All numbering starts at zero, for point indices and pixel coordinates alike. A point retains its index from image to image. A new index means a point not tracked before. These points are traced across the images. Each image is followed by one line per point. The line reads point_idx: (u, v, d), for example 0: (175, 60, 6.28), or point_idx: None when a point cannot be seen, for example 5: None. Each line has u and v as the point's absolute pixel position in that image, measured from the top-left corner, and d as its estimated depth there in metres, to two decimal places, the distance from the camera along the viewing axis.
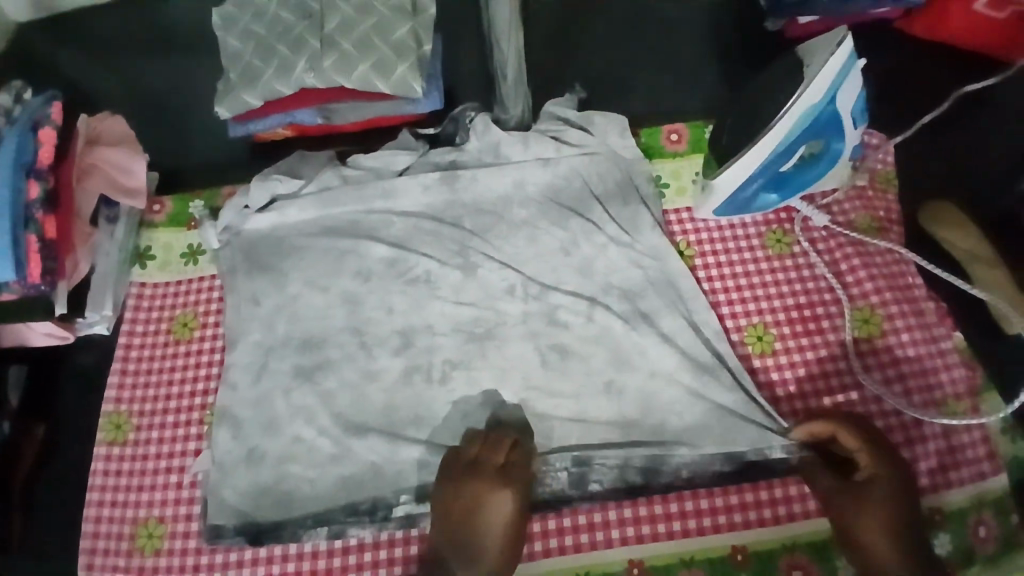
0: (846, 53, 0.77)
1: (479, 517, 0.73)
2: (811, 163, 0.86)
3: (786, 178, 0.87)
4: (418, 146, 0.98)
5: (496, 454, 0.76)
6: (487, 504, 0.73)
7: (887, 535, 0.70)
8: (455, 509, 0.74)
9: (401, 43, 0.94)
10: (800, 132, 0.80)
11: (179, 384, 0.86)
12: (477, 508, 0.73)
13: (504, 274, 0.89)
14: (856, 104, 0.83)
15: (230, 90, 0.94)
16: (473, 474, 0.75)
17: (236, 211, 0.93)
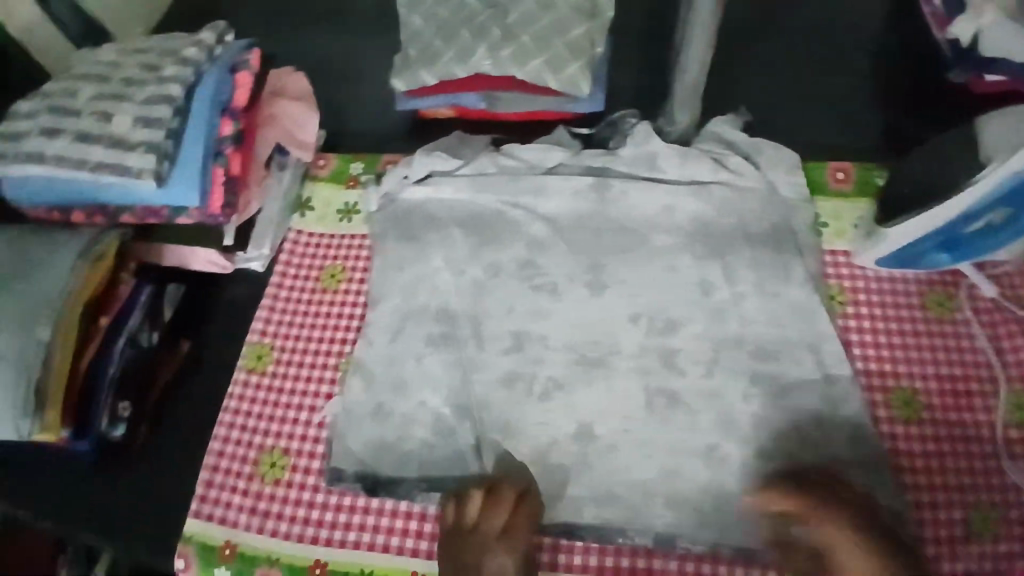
0: None
1: None
2: (995, 230, 0.84)
3: (963, 240, 0.85)
4: (571, 144, 1.00)
5: (496, 514, 0.74)
6: (477, 565, 0.72)
7: None
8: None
9: (576, 43, 0.96)
10: (983, 200, 0.80)
11: (321, 329, 0.92)
12: (468, 570, 0.73)
13: (645, 282, 0.89)
14: None
15: (407, 67, 1.00)
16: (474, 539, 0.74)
17: (396, 180, 0.99)
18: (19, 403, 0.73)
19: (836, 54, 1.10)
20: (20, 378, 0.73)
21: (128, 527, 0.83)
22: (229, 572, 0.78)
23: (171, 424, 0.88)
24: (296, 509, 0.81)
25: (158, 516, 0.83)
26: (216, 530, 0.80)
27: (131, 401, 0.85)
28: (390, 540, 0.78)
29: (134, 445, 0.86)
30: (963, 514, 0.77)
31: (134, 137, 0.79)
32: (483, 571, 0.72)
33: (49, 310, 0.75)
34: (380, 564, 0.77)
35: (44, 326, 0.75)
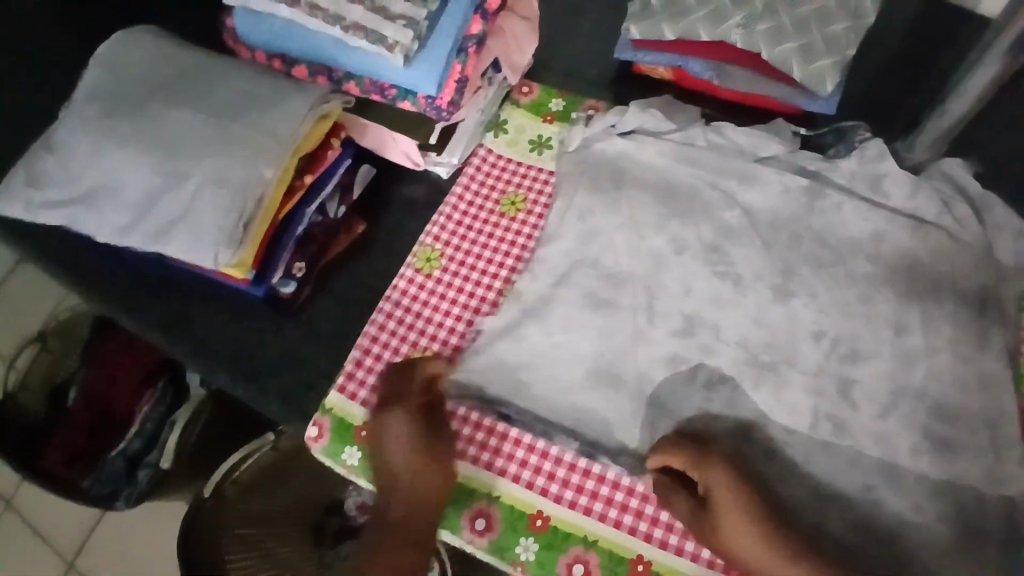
0: None
1: (389, 447, 0.75)
2: None
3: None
4: (790, 140, 0.94)
5: (398, 377, 0.80)
6: (384, 429, 0.76)
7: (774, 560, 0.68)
8: (388, 447, 0.75)
9: (834, 37, 0.91)
10: None
11: (492, 251, 0.91)
12: (379, 437, 0.76)
13: (832, 307, 0.84)
14: None
15: (650, 15, 0.96)
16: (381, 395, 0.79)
17: (602, 127, 0.95)
18: (227, 232, 0.72)
19: None
20: (236, 206, 0.73)
21: (270, 388, 0.84)
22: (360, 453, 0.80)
23: (329, 299, 0.89)
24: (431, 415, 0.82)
25: (304, 381, 0.84)
26: (357, 409, 0.82)
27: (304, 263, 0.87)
28: (520, 470, 0.79)
29: (289, 307, 0.87)
30: None
31: (394, 8, 0.78)
32: (387, 429, 0.76)
33: (276, 149, 0.75)
34: (506, 490, 0.79)
35: (268, 163, 0.74)
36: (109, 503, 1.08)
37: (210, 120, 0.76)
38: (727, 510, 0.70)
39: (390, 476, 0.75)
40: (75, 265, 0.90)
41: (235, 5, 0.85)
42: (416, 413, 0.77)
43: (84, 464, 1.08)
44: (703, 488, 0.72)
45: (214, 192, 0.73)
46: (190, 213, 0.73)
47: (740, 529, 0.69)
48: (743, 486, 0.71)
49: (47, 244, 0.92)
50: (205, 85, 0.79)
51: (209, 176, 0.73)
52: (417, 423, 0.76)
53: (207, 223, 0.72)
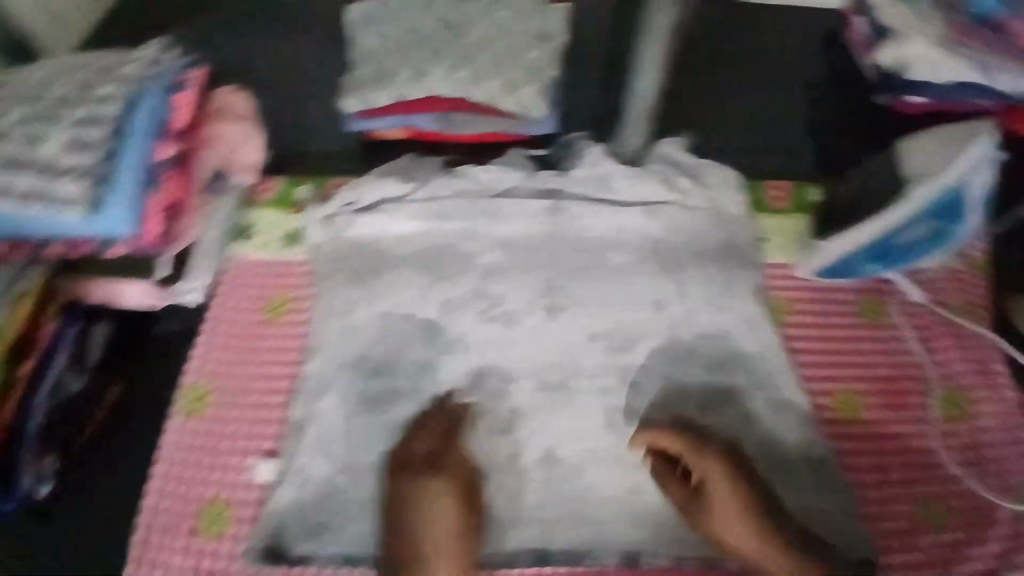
0: (949, 180, 0.85)
1: (431, 508, 0.74)
2: (924, 243, 0.89)
3: (893, 256, 0.90)
4: (525, 165, 1.00)
5: (416, 442, 0.81)
6: (416, 495, 0.75)
7: (750, 536, 0.72)
8: (433, 510, 0.74)
9: (532, 67, 0.96)
10: (919, 216, 0.86)
11: (265, 367, 0.89)
12: (407, 507, 0.74)
13: (596, 317, 0.90)
14: (979, 195, 0.87)
15: (359, 85, 0.97)
16: (398, 473, 0.78)
17: (340, 205, 0.95)
18: None
19: (770, 77, 1.15)
20: None
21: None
22: None
23: (105, 473, 0.84)
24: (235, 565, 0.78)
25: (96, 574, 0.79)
26: None
27: (58, 455, 0.81)
28: None
29: (60, 505, 0.82)
30: (910, 506, 0.81)
31: (64, 163, 0.78)
32: (420, 491, 0.74)
33: None
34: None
35: None
36: None
37: None
38: (722, 490, 0.74)
39: (410, 554, 0.72)
40: None
41: None
42: (452, 477, 0.77)
43: None
44: (712, 486, 0.74)
45: None
46: None
47: (746, 520, 0.72)
48: (755, 495, 0.73)
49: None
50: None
51: None
52: (458, 494, 0.76)
53: None
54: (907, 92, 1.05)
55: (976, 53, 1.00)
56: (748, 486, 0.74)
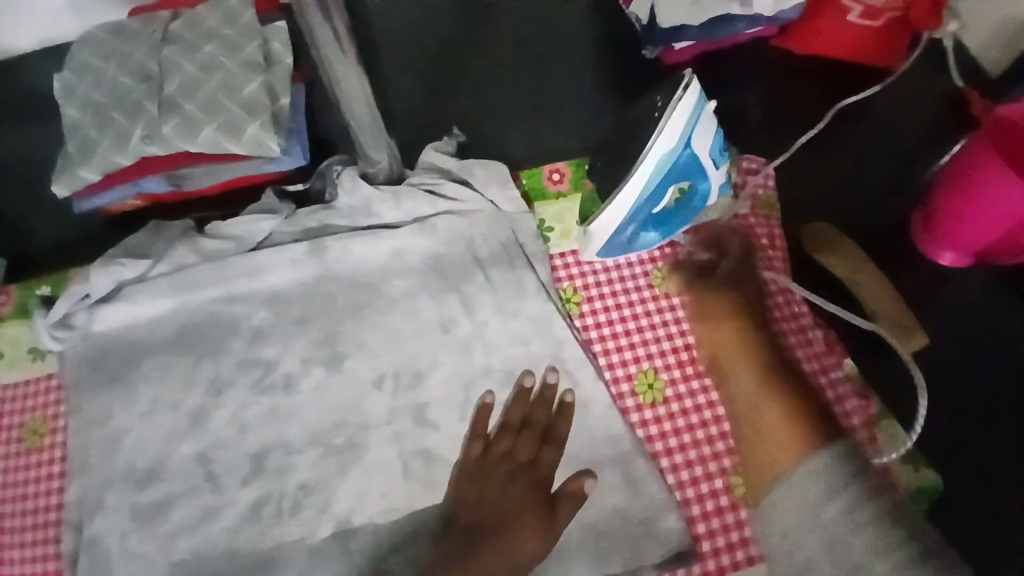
0: (679, 123, 0.77)
1: (513, 490, 0.72)
2: (681, 205, 0.85)
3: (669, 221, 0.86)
4: (285, 207, 0.91)
5: (498, 437, 0.77)
6: (508, 485, 0.73)
7: (746, 362, 0.75)
8: (509, 492, 0.72)
9: (251, 101, 0.87)
10: (661, 180, 0.80)
11: (31, 499, 0.80)
12: (498, 494, 0.72)
13: (378, 359, 0.84)
14: (715, 144, 0.82)
15: (68, 165, 0.87)
16: (501, 460, 0.76)
17: (74, 302, 0.84)
18: None
19: (540, 46, 1.07)
20: None
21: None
22: None
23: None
24: None
25: None
26: None
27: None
28: None
29: None
30: (725, 479, 0.78)
31: None
32: (514, 478, 0.74)
33: None
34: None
35: None
36: None
37: None
38: (720, 337, 0.78)
39: (514, 525, 0.70)
40: None
41: None
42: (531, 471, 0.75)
43: None
44: (729, 345, 0.77)
45: None
46: None
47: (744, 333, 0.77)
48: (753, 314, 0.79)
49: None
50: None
51: None
52: (534, 483, 0.74)
53: None
54: (672, 40, 1.00)
55: None
56: (760, 348, 0.75)
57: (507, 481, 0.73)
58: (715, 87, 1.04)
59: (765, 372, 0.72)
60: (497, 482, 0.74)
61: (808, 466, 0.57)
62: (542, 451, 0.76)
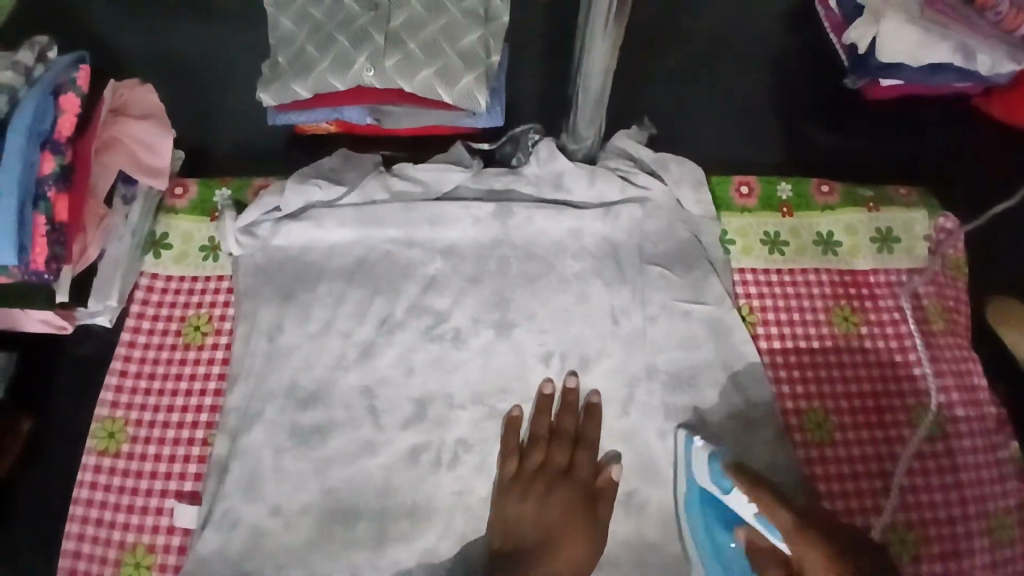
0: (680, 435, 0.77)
1: (556, 511, 0.71)
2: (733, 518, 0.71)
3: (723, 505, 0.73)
4: (472, 163, 0.90)
5: (534, 442, 0.76)
6: (549, 501, 0.72)
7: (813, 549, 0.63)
8: (536, 507, 0.72)
9: (468, 51, 0.86)
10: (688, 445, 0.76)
11: (184, 396, 0.78)
12: (528, 502, 0.72)
13: (543, 336, 0.82)
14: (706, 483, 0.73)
15: (278, 77, 0.86)
16: (546, 470, 0.74)
17: (263, 211, 0.85)
18: None
19: (745, 58, 1.06)
20: None
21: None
22: None
23: (18, 527, 0.76)
24: None
25: None
26: None
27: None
28: None
29: None
30: (884, 534, 0.78)
31: None
32: (555, 494, 0.72)
33: None
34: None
35: None
36: None
37: None
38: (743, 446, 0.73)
39: (551, 540, 0.70)
40: None
41: None
42: (569, 485, 0.73)
43: None
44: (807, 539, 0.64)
45: None
46: None
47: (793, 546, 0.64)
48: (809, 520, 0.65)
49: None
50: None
51: None
52: (580, 503, 0.72)
53: None
54: (882, 76, 0.98)
55: (953, 32, 0.93)
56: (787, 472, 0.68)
57: (557, 492, 0.72)
58: (907, 135, 1.03)
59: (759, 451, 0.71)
60: (535, 495, 0.72)
61: (819, 568, 0.63)
62: (583, 462, 0.74)
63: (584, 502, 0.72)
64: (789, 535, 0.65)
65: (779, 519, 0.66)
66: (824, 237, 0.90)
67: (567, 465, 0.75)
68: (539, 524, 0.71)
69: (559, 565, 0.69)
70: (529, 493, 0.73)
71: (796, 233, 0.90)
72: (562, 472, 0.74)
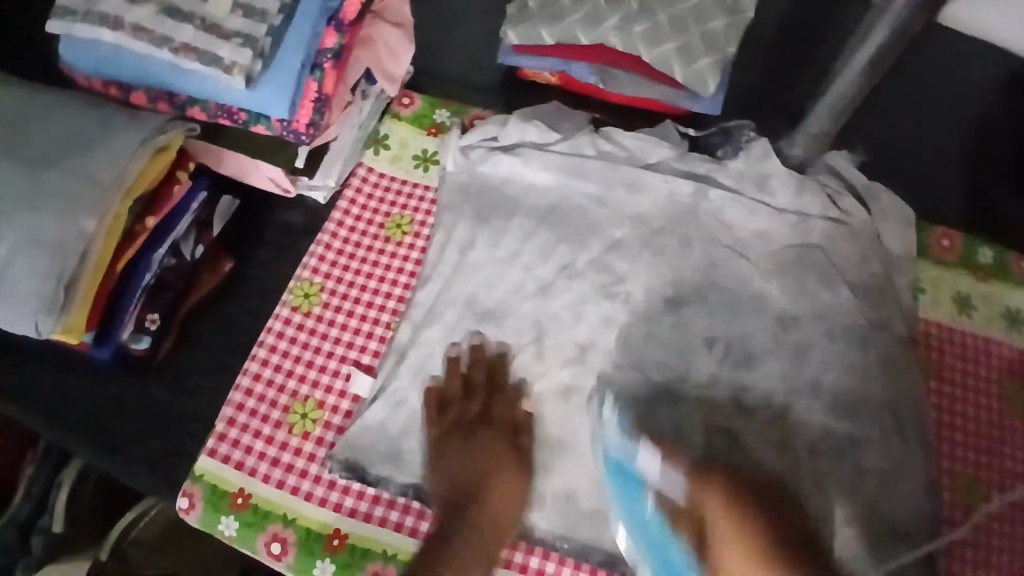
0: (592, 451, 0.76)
1: (495, 474, 0.69)
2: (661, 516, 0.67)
3: (676, 561, 0.64)
4: (678, 144, 0.92)
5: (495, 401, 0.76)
6: (487, 462, 0.70)
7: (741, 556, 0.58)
8: (471, 458, 0.69)
9: (711, 36, 0.89)
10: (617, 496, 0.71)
11: (379, 281, 0.85)
12: (461, 451, 0.70)
13: (712, 324, 0.83)
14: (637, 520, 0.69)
15: (526, 18, 0.91)
16: (495, 431, 0.73)
17: (482, 137, 0.91)
18: (45, 298, 0.63)
19: (950, 114, 1.05)
20: (53, 268, 0.64)
21: (136, 458, 0.76)
22: (238, 522, 0.72)
23: (198, 353, 0.80)
24: (305, 475, 0.74)
25: (174, 436, 0.77)
26: (230, 475, 0.74)
27: (160, 313, 0.77)
28: (416, 523, 0.72)
29: (150, 366, 0.78)
30: None
31: (228, 26, 0.70)
32: (495, 457, 0.71)
33: (99, 196, 0.66)
34: (305, 511, 0.73)
35: (89, 214, 0.65)
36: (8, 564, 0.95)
37: (27, 171, 0.68)
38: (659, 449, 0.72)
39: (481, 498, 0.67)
40: None
41: (52, 28, 0.74)
42: (504, 452, 0.71)
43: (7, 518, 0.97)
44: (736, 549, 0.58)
45: (30, 257, 0.64)
46: (5, 278, 0.64)
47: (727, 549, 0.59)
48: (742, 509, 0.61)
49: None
50: (22, 133, 0.71)
51: (24, 239, 0.65)
52: (517, 473, 0.71)
53: (20, 292, 0.64)
54: None
55: None
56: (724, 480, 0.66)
57: (474, 439, 0.71)
58: None
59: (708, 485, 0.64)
60: (455, 446, 0.71)
61: None
62: (498, 410, 0.75)
63: (508, 451, 0.72)
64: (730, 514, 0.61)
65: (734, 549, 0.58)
66: (1013, 311, 0.88)
67: (507, 432, 0.74)
68: (463, 485, 0.67)
69: (489, 510, 0.67)
70: (465, 442, 0.71)
71: (987, 298, 0.89)
72: (477, 421, 0.73)
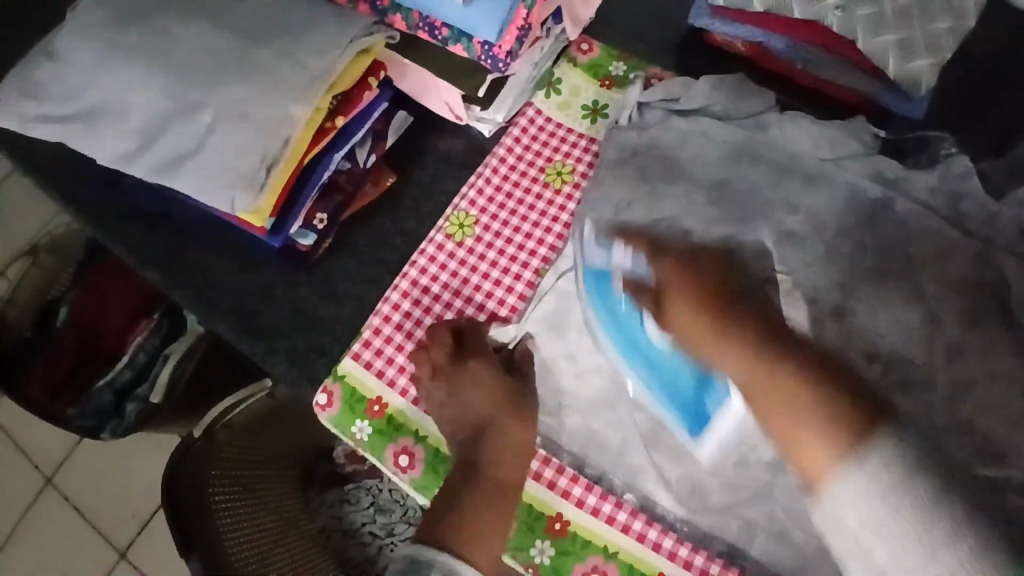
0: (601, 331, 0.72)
1: (491, 416, 0.73)
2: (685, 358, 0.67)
3: (698, 394, 0.68)
4: (869, 143, 0.82)
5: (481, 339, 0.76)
6: (469, 393, 0.73)
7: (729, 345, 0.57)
8: (459, 400, 0.73)
9: (935, 35, 0.81)
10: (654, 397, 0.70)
11: (533, 225, 0.83)
12: (453, 389, 0.73)
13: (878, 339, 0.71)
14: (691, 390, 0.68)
15: None
16: (482, 363, 0.75)
17: (661, 98, 0.86)
18: (248, 173, 0.64)
19: None
20: (259, 146, 0.64)
21: (277, 346, 0.77)
22: (372, 429, 0.75)
23: (349, 260, 0.82)
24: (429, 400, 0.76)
25: (312, 333, 0.78)
26: (371, 382, 0.75)
27: (327, 214, 0.80)
28: (541, 468, 0.73)
29: (308, 261, 0.81)
30: None
31: None
32: (473, 386, 0.73)
33: (307, 84, 0.66)
34: (432, 430, 0.75)
35: (295, 99, 0.65)
36: (94, 433, 1.15)
37: (232, 40, 0.67)
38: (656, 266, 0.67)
39: (475, 442, 0.72)
40: (91, 196, 0.84)
41: None
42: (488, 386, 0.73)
43: (69, 396, 1.12)
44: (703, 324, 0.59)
45: (233, 129, 0.64)
46: (205, 147, 0.65)
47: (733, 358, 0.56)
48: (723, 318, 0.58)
49: (62, 174, 0.86)
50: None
51: (228, 108, 0.65)
52: (500, 396, 0.73)
53: (219, 162, 0.64)
54: None
55: None
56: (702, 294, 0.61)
57: (462, 383, 0.73)
58: None
59: (716, 326, 0.58)
60: (446, 391, 0.73)
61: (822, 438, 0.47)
62: (479, 341, 0.76)
63: (489, 378, 0.74)
64: (753, 386, 0.54)
65: (755, 362, 0.54)
66: None
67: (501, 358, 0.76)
68: (464, 427, 0.73)
69: (498, 448, 0.72)
70: (450, 389, 0.73)
71: None
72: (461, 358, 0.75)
